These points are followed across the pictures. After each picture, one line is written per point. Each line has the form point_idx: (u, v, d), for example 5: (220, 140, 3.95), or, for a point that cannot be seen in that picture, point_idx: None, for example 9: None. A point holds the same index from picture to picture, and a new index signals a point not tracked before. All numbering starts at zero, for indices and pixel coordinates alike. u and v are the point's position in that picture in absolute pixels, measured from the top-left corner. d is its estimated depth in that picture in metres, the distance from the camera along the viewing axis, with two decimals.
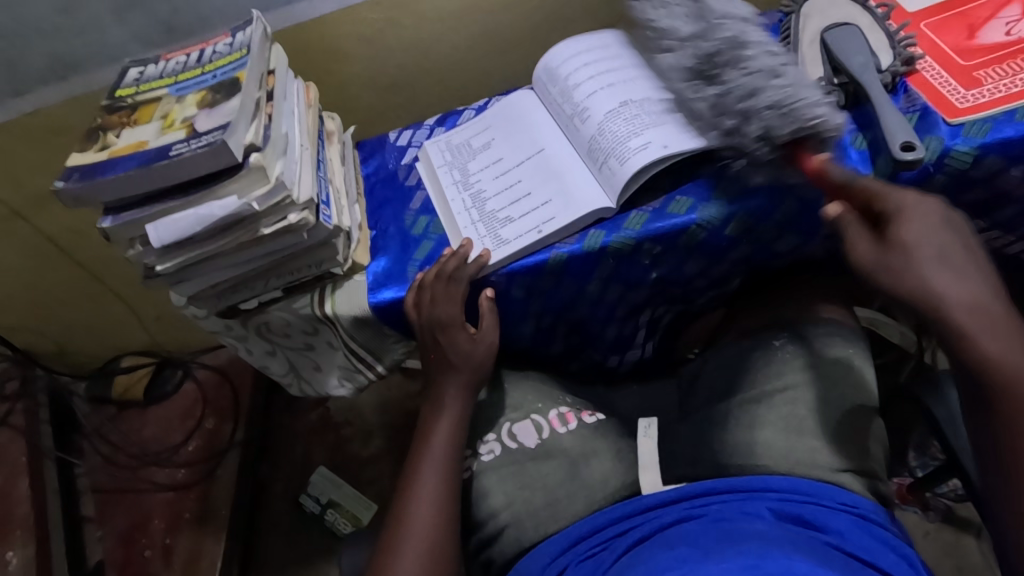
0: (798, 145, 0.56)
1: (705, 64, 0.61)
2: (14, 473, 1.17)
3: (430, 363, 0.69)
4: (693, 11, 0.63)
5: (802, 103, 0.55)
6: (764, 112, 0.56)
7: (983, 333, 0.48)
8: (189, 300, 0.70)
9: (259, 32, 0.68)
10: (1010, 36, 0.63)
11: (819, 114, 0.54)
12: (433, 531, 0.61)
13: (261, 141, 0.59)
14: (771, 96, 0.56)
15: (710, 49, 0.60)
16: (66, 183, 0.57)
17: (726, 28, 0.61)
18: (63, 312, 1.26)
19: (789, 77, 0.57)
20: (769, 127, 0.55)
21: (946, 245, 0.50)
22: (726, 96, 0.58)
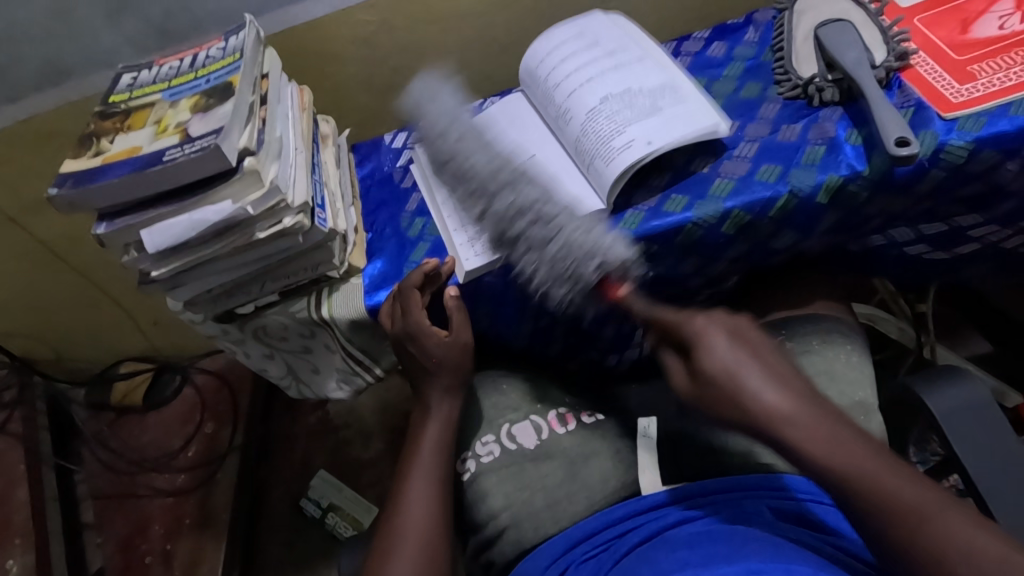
0: (606, 282, 0.61)
1: (503, 234, 0.62)
2: (13, 480, 1.17)
3: (409, 370, 0.69)
4: (473, 180, 0.66)
5: (581, 258, 0.59)
6: (551, 256, 0.59)
7: (812, 443, 0.44)
8: (186, 306, 0.70)
9: (252, 35, 0.68)
10: (1003, 30, 0.63)
11: (603, 254, 0.59)
12: (429, 533, 0.59)
13: (255, 145, 0.59)
14: (545, 232, 0.60)
15: (514, 204, 0.62)
16: (60, 189, 0.57)
17: (507, 197, 0.62)
18: (60, 319, 1.26)
19: (572, 220, 0.61)
20: (577, 284, 0.60)
21: (744, 357, 0.47)
22: (553, 257, 0.59)
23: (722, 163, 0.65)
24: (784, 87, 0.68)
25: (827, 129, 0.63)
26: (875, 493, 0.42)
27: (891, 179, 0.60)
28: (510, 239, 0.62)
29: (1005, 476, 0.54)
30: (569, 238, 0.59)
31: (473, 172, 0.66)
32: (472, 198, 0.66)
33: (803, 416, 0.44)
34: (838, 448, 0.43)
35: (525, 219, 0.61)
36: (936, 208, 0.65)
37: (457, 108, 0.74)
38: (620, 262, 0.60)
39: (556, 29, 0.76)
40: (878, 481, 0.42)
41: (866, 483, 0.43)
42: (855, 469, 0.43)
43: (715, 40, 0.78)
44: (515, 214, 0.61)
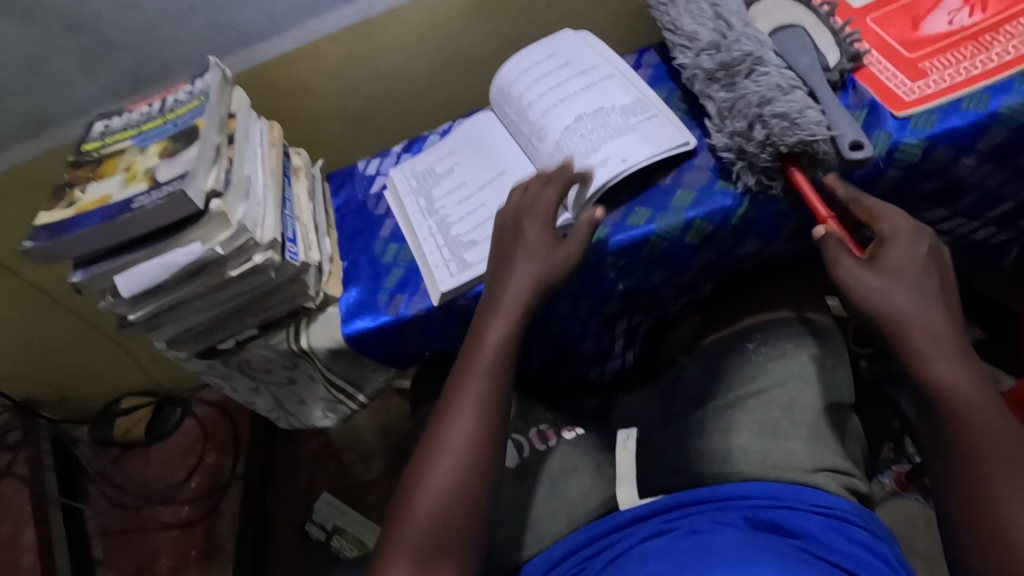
0: (792, 160, 0.59)
1: (724, 69, 0.64)
2: (20, 523, 1.18)
3: (496, 256, 0.63)
4: (718, 24, 0.67)
5: (808, 119, 0.57)
6: (769, 119, 0.58)
7: (942, 360, 0.49)
8: (168, 345, 0.71)
9: (217, 77, 0.69)
10: (952, 25, 0.63)
11: (823, 132, 0.56)
12: (476, 450, 0.56)
13: (221, 186, 0.60)
14: (761, 100, 0.59)
15: (752, 57, 0.63)
16: (34, 242, 0.59)
17: (745, 41, 0.64)
18: (59, 360, 1.28)
19: (800, 95, 0.60)
20: (781, 135, 0.57)
21: (924, 270, 0.52)
22: (744, 101, 0.61)
23: (685, 174, 0.65)
24: None
25: None
26: (949, 408, 0.48)
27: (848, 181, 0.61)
28: (729, 76, 0.64)
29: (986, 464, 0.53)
30: (796, 104, 0.58)
31: (722, 20, 0.67)
32: (703, 15, 0.68)
33: (937, 326, 0.50)
34: (950, 369, 0.49)
35: (782, 79, 0.61)
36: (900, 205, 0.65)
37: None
38: (835, 146, 0.57)
39: (552, 44, 0.77)
40: (962, 395, 0.48)
41: (952, 403, 0.48)
42: (956, 390, 0.48)
43: None
44: (745, 69, 0.62)
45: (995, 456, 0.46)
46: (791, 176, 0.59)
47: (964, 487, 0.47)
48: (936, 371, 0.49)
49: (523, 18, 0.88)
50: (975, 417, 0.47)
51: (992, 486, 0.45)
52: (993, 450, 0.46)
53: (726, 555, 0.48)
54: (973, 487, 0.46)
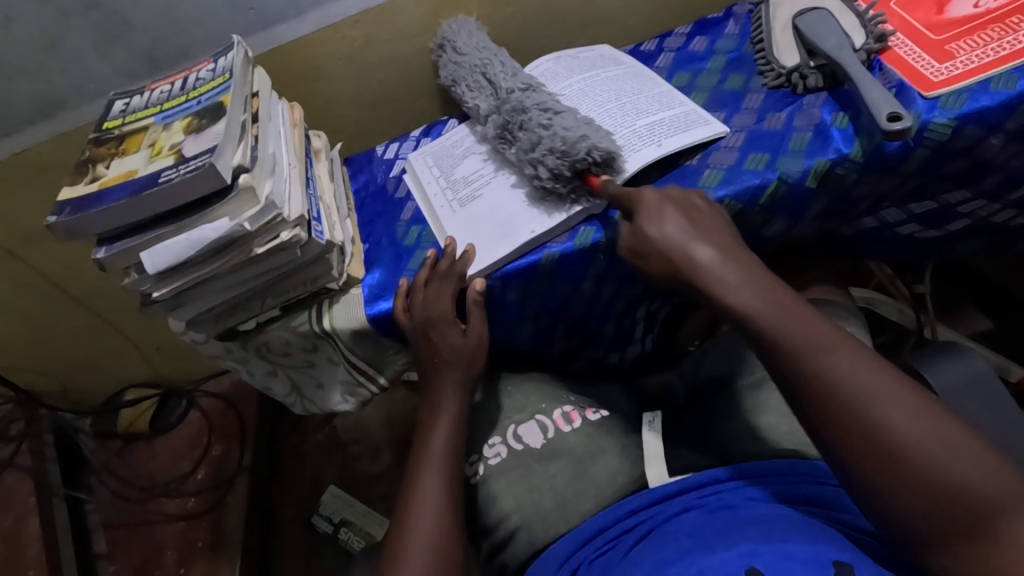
0: (586, 171, 0.63)
1: (505, 129, 0.70)
2: (24, 514, 1.12)
3: (422, 363, 0.69)
4: (489, 91, 0.75)
5: (575, 142, 0.61)
6: (546, 159, 0.63)
7: (740, 293, 0.50)
8: (187, 326, 0.70)
9: (240, 55, 0.68)
10: (978, 8, 0.64)
11: (591, 146, 0.61)
12: (440, 536, 0.59)
13: (249, 162, 0.59)
14: (546, 120, 0.65)
15: (513, 109, 0.69)
16: (59, 217, 0.58)
17: (516, 96, 0.70)
18: (63, 353, 1.22)
19: (571, 115, 0.64)
20: (563, 155, 0.62)
21: (686, 228, 0.55)
22: (531, 141, 0.65)
23: (711, 155, 0.66)
24: (768, 77, 0.69)
25: (814, 114, 0.64)
26: (796, 360, 0.46)
27: (881, 155, 0.60)
28: (509, 133, 0.69)
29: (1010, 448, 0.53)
30: (563, 129, 0.63)
31: (494, 87, 0.75)
32: (479, 87, 0.77)
33: (722, 268, 0.52)
34: (755, 296, 0.50)
35: (534, 111, 0.66)
36: (923, 185, 0.66)
37: (490, 45, 0.81)
38: (607, 150, 0.61)
39: (470, 17, 0.86)
40: (794, 336, 0.47)
41: (776, 336, 0.48)
42: (796, 334, 0.47)
43: (697, 35, 0.81)
44: (520, 112, 0.68)
45: (859, 391, 0.43)
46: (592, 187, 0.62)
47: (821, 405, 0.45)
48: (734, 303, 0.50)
49: (541, 2, 0.88)
50: (821, 350, 0.46)
51: (877, 420, 0.42)
52: (815, 353, 0.46)
53: (782, 552, 0.44)
54: (862, 433, 0.43)
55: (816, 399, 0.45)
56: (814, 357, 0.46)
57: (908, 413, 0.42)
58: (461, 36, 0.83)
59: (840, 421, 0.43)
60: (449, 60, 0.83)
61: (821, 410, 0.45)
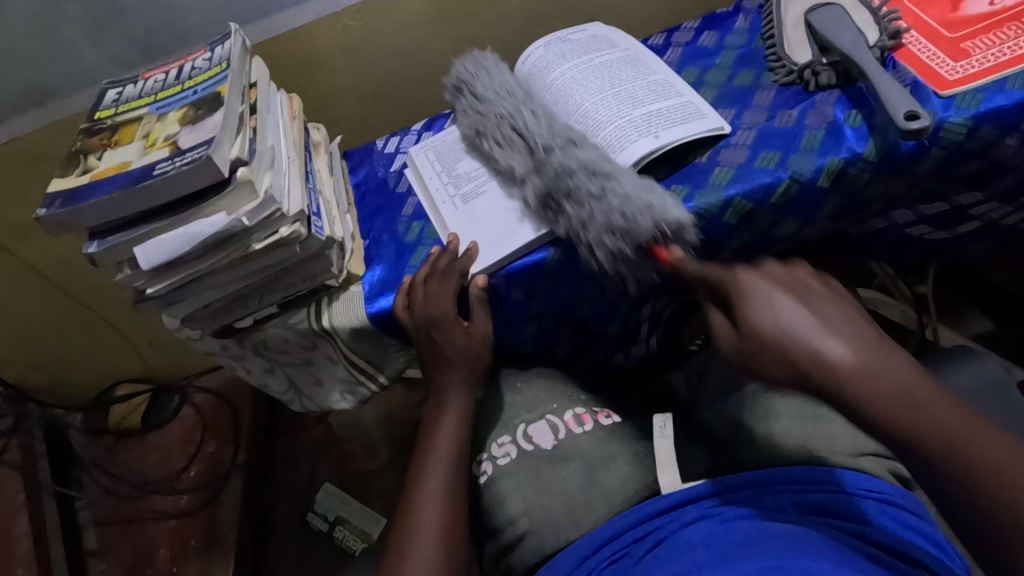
0: (652, 244, 0.58)
1: (548, 197, 0.61)
2: (12, 511, 1.10)
3: (424, 360, 0.67)
4: (521, 146, 0.65)
5: (634, 218, 0.57)
6: (607, 232, 0.58)
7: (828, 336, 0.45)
8: (182, 323, 0.68)
9: (239, 44, 0.66)
10: (993, 6, 0.62)
11: (661, 216, 0.57)
12: (447, 534, 0.58)
13: (247, 155, 0.57)
14: (599, 191, 0.58)
15: (556, 172, 0.61)
16: (49, 209, 0.56)
17: (554, 156, 0.61)
18: (53, 347, 1.19)
19: (626, 176, 0.59)
20: (630, 228, 0.57)
21: (787, 302, 0.48)
22: (584, 217, 0.59)
23: (720, 152, 0.64)
24: (780, 74, 0.68)
25: (826, 113, 0.62)
26: (918, 435, 0.42)
27: (895, 154, 0.59)
28: (553, 202, 0.61)
29: None
30: (620, 195, 0.58)
31: (528, 143, 0.65)
32: (509, 141, 0.67)
33: (865, 363, 0.44)
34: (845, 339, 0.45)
35: (579, 175, 0.59)
36: (935, 187, 0.65)
37: (513, 87, 0.70)
38: (676, 220, 0.57)
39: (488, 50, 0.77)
40: (911, 398, 0.42)
41: (903, 420, 0.42)
42: (896, 399, 0.42)
43: (705, 30, 0.79)
44: (563, 177, 0.60)
45: (959, 434, 0.41)
46: (659, 257, 0.58)
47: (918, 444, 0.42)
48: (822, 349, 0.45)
49: None
50: (936, 420, 0.42)
51: (1004, 481, 0.40)
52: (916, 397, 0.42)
53: (805, 566, 0.43)
54: (995, 497, 0.40)
55: (942, 479, 0.42)
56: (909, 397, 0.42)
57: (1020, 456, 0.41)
58: (461, 72, 0.75)
59: (980, 498, 0.40)
60: (467, 104, 0.74)
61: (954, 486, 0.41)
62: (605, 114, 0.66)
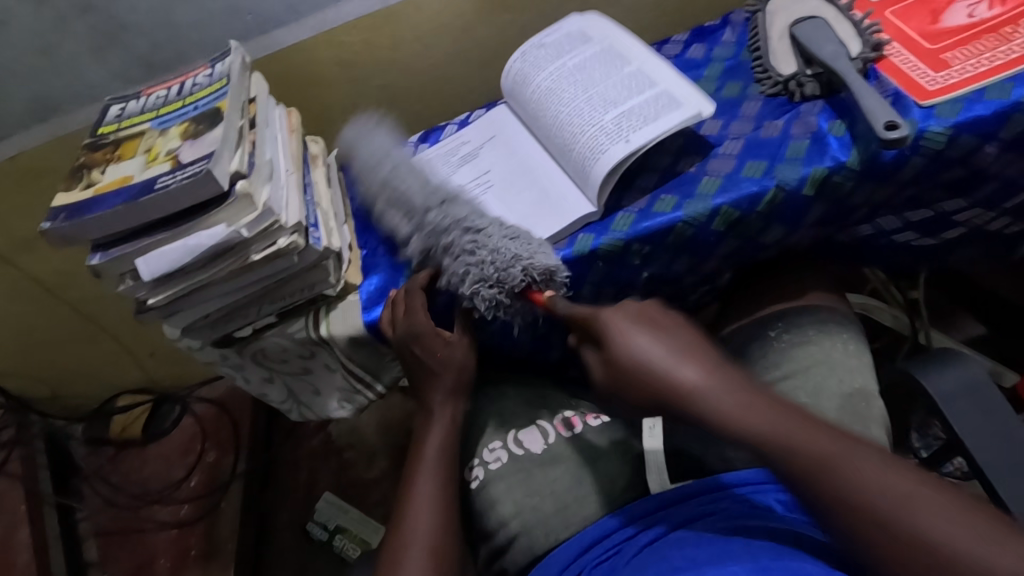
0: (527, 289, 0.62)
1: (433, 248, 0.67)
2: (14, 522, 1.11)
3: (412, 372, 0.68)
4: (400, 202, 0.72)
5: (503, 268, 0.61)
6: (484, 281, 0.61)
7: (727, 409, 0.44)
8: (183, 333, 0.69)
9: (238, 61, 0.68)
10: (972, 18, 0.64)
11: (531, 262, 0.61)
12: (435, 542, 0.58)
13: (246, 168, 0.59)
14: (471, 246, 0.63)
15: (433, 228, 0.67)
16: (53, 223, 0.57)
17: (433, 214, 0.67)
18: (55, 359, 1.20)
19: (495, 227, 0.64)
20: (498, 287, 0.61)
21: (653, 339, 0.49)
22: (470, 270, 0.62)
23: (709, 162, 0.66)
24: (765, 85, 0.69)
25: (811, 122, 0.64)
26: (822, 477, 0.41)
27: (879, 163, 0.61)
28: (441, 250, 0.66)
29: (1009, 455, 0.53)
30: (490, 249, 0.62)
31: (409, 208, 0.71)
32: (394, 208, 0.73)
33: (720, 389, 0.45)
34: (744, 413, 0.44)
35: (455, 233, 0.65)
36: (919, 194, 0.66)
37: (388, 148, 0.79)
38: (544, 267, 0.61)
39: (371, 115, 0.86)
40: (794, 446, 0.42)
41: (821, 466, 0.41)
42: (813, 463, 0.42)
43: (694, 43, 0.81)
44: (445, 228, 0.66)
45: (892, 496, 0.39)
46: (536, 302, 0.62)
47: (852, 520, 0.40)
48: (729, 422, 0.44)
49: (540, 9, 0.89)
50: (837, 470, 0.41)
51: (912, 530, 0.38)
52: (829, 467, 0.41)
53: (796, 566, 0.43)
54: (903, 542, 0.38)
55: (841, 526, 0.41)
56: (827, 463, 0.41)
57: (924, 504, 0.39)
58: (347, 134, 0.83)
59: (884, 541, 0.39)
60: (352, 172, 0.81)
61: (858, 538, 0.40)
62: (579, 122, 0.67)
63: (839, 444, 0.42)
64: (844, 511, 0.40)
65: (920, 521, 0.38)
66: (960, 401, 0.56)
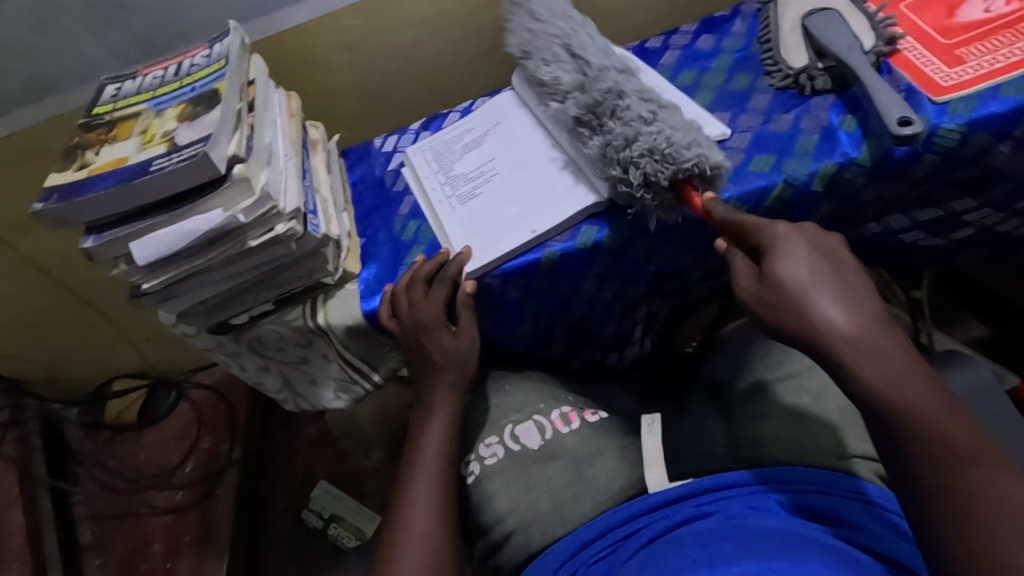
0: (684, 184, 0.58)
1: (591, 111, 0.63)
2: (8, 504, 1.10)
3: (414, 366, 0.68)
4: (575, 65, 0.66)
5: (677, 146, 0.57)
6: (640, 159, 0.57)
7: (870, 363, 0.44)
8: (178, 318, 0.68)
9: (237, 41, 0.66)
10: (989, 13, 0.63)
11: (698, 153, 0.57)
12: (433, 537, 0.58)
13: (244, 152, 0.58)
14: (648, 114, 0.60)
15: (597, 99, 0.62)
16: (45, 204, 0.56)
17: (604, 79, 0.64)
18: (51, 341, 1.19)
19: (679, 117, 0.60)
20: (650, 173, 0.57)
21: (825, 278, 0.48)
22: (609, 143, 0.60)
23: (716, 155, 0.65)
24: (775, 78, 0.68)
25: (821, 117, 0.63)
26: (915, 435, 0.42)
27: (889, 160, 0.59)
28: (595, 117, 0.62)
29: (1017, 461, 0.52)
30: (662, 130, 0.59)
31: (579, 61, 0.66)
32: (558, 57, 0.68)
33: (869, 337, 0.45)
34: (883, 376, 0.44)
35: (628, 100, 0.62)
36: (930, 192, 0.65)
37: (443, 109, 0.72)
38: (716, 163, 0.57)
39: None
40: (918, 419, 0.42)
41: (913, 420, 0.42)
42: (932, 446, 0.42)
43: (703, 33, 0.80)
44: (611, 97, 0.62)
45: (1002, 503, 0.39)
46: (691, 202, 0.58)
47: (944, 505, 0.41)
48: (865, 374, 0.44)
49: None
50: (956, 462, 0.41)
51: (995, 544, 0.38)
52: (968, 465, 0.41)
53: None
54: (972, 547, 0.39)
55: (929, 504, 0.42)
56: (956, 453, 0.41)
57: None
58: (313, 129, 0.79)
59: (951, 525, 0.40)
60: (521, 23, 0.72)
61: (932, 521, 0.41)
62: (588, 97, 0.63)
63: (977, 448, 0.42)
64: (936, 487, 0.41)
65: (1005, 543, 0.38)
66: (966, 405, 0.55)
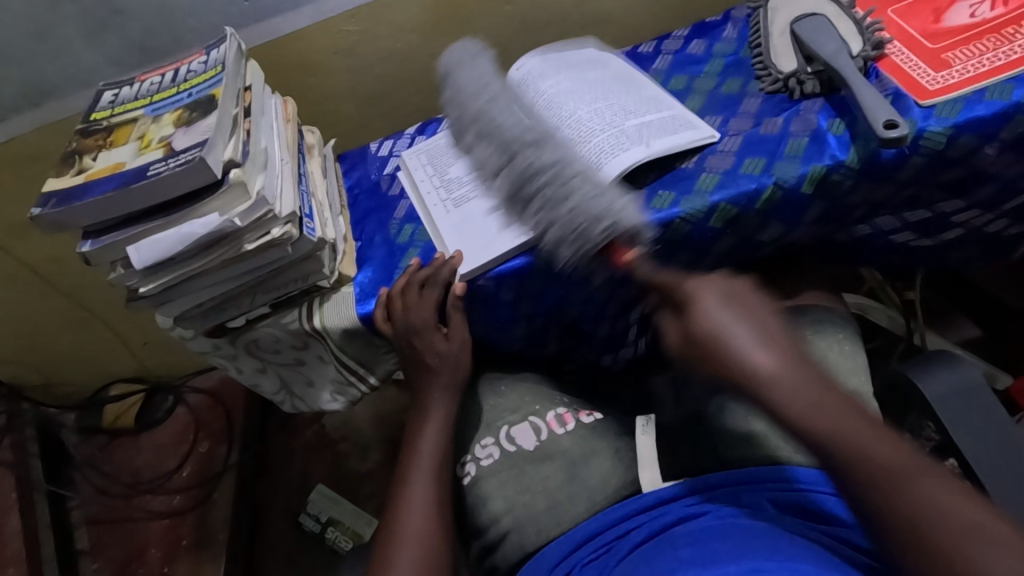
0: (612, 245, 0.57)
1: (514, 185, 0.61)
2: (5, 509, 1.10)
3: (409, 368, 0.68)
4: (490, 141, 0.64)
5: (587, 221, 0.56)
6: (558, 236, 0.58)
7: (799, 405, 0.44)
8: (176, 322, 0.69)
9: (233, 47, 0.67)
10: (974, 18, 0.64)
11: (605, 225, 0.55)
12: (429, 538, 0.58)
13: (240, 157, 0.58)
14: (550, 193, 0.58)
15: (521, 169, 0.60)
16: (43, 209, 0.56)
17: (524, 152, 0.60)
18: (48, 346, 1.19)
19: (585, 185, 0.57)
20: (574, 248, 0.57)
21: (743, 318, 0.49)
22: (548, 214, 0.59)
23: (708, 158, 0.65)
24: (766, 82, 0.69)
25: (810, 120, 0.64)
26: (853, 466, 0.42)
27: (877, 162, 0.60)
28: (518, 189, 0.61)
29: (1003, 458, 0.53)
30: (580, 199, 0.57)
31: (495, 137, 0.63)
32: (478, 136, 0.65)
33: (791, 375, 0.45)
34: (813, 413, 0.44)
35: (544, 177, 0.59)
36: (918, 193, 0.66)
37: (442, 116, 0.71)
38: (630, 223, 0.56)
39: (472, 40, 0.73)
40: (851, 445, 0.42)
41: (849, 450, 0.42)
42: (872, 475, 0.41)
43: (694, 38, 0.81)
44: (528, 173, 0.59)
45: (943, 516, 0.39)
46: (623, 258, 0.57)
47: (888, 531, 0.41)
48: (786, 412, 0.44)
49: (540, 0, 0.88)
50: (893, 485, 0.41)
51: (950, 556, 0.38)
52: (902, 484, 0.41)
53: (789, 568, 0.43)
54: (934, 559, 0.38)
55: (882, 532, 0.41)
56: (889, 475, 0.41)
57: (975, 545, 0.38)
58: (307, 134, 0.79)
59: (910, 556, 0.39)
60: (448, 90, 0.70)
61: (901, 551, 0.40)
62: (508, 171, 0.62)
63: (912, 463, 0.42)
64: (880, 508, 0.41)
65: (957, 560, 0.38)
66: (955, 404, 0.55)
